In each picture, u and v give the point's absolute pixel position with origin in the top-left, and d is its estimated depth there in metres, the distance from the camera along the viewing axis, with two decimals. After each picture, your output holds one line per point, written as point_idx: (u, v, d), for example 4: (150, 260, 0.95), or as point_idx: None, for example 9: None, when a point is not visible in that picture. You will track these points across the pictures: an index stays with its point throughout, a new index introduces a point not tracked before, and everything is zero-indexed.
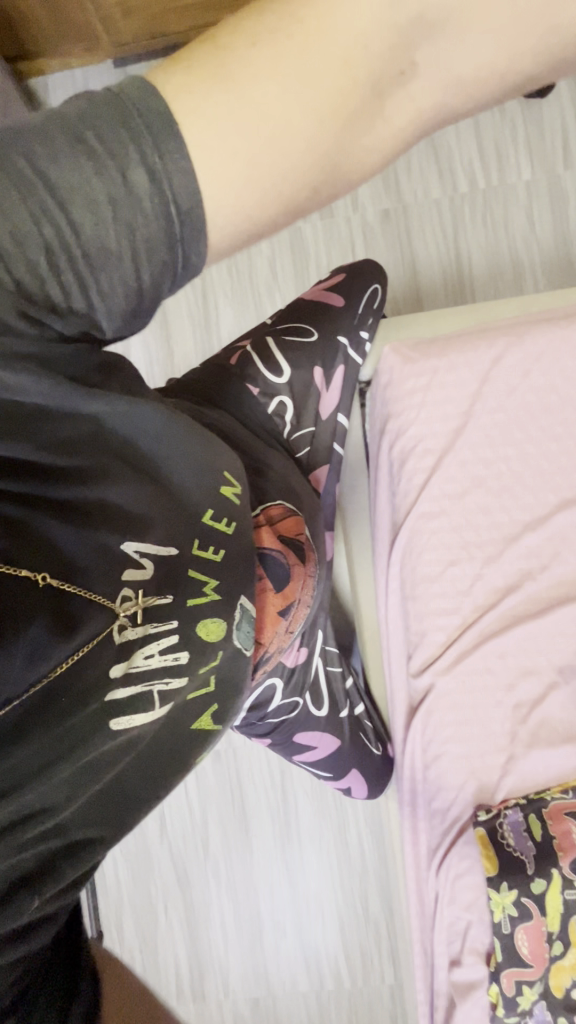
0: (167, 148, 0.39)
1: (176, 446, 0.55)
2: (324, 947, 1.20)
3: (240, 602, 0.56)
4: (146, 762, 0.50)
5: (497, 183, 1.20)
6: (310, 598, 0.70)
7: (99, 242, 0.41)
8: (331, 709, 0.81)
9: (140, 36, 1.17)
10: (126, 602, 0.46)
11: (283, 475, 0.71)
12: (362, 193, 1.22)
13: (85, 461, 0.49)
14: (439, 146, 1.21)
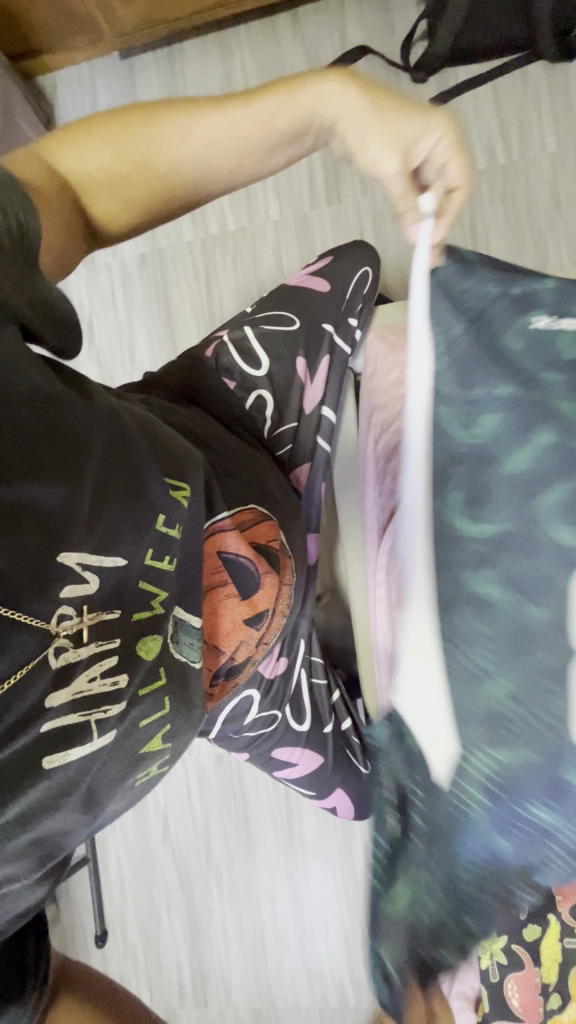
0: None
1: (125, 447, 0.52)
2: (327, 961, 1.16)
3: (174, 615, 0.54)
4: (90, 801, 0.47)
5: (518, 156, 1.11)
6: (285, 610, 0.69)
7: None
8: (313, 723, 0.77)
9: (144, 25, 1.16)
10: (66, 621, 0.44)
11: (258, 476, 0.68)
12: None
13: (21, 457, 0.44)
14: (455, 119, 1.13)
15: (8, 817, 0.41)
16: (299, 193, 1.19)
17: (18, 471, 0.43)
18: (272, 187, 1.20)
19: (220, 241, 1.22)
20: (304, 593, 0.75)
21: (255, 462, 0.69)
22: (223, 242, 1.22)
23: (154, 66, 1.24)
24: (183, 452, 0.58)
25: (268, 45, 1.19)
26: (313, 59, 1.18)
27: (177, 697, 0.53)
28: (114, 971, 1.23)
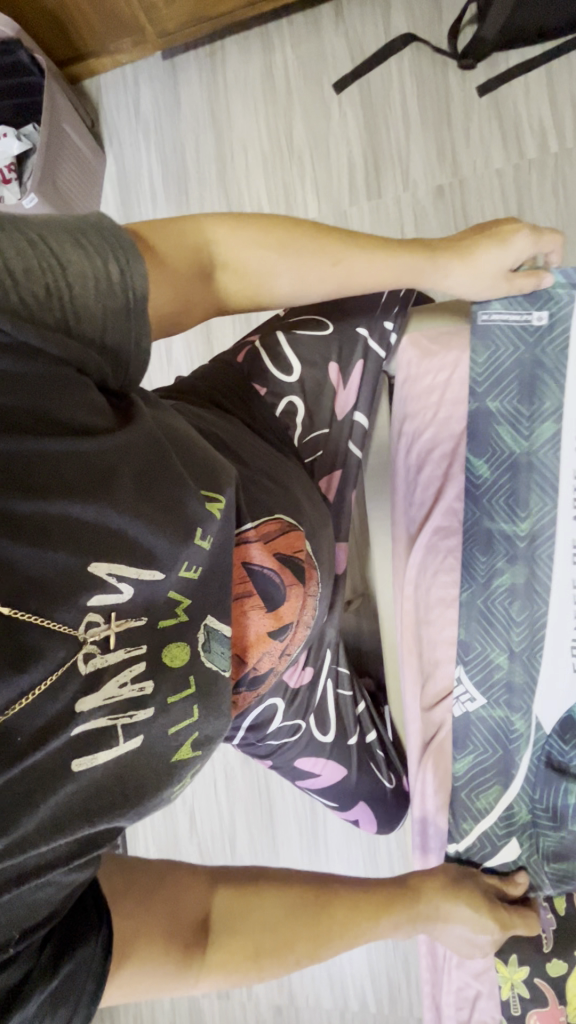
0: (131, 258, 0.50)
1: (166, 457, 0.52)
2: (349, 970, 1.13)
3: (205, 624, 0.54)
4: (120, 807, 0.49)
5: (573, 144, 1.05)
6: (311, 619, 0.69)
7: (83, 299, 0.47)
8: (338, 735, 0.76)
9: (187, 23, 1.16)
10: (93, 628, 0.46)
11: (288, 484, 0.67)
12: (413, 166, 1.12)
13: (66, 475, 0.46)
14: (504, 107, 1.08)
15: (42, 819, 0.44)
16: (339, 190, 1.16)
17: (57, 487, 0.45)
18: (311, 184, 1.18)
19: None
20: (331, 601, 0.74)
21: (287, 472, 0.68)
22: None
23: (196, 65, 1.24)
24: (222, 465, 0.57)
25: (310, 37, 1.17)
26: (356, 50, 1.15)
27: (206, 706, 0.54)
28: None
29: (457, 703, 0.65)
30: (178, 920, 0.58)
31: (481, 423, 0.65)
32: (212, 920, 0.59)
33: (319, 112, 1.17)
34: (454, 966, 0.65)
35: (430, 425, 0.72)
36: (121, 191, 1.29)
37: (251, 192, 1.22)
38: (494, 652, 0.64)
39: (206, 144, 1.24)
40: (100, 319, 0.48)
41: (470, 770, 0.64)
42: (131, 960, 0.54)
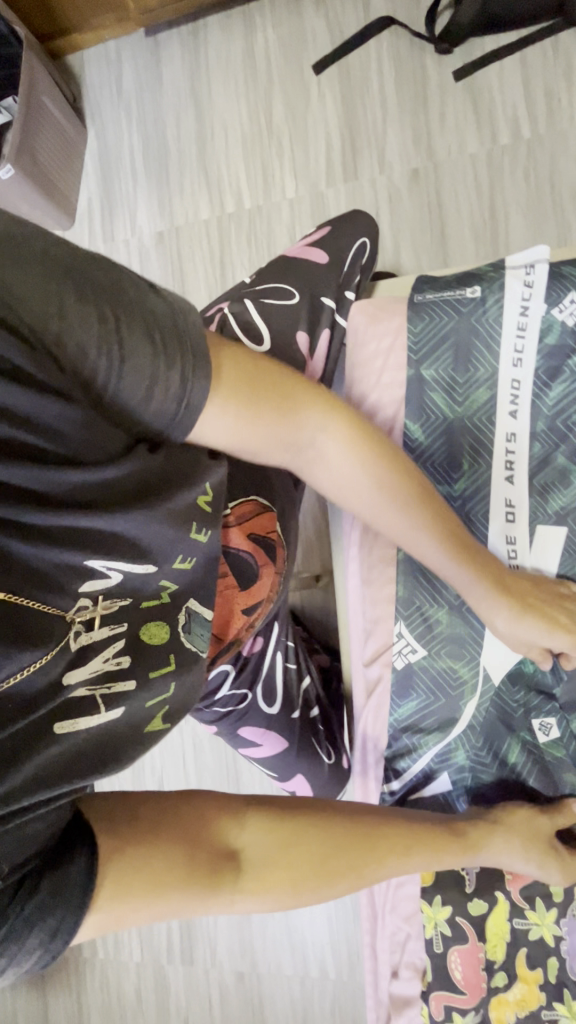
0: (193, 373, 0.50)
1: (179, 481, 0.53)
2: (309, 937, 1.16)
3: (187, 607, 0.58)
4: (100, 769, 0.52)
5: (545, 130, 1.07)
6: (276, 596, 0.73)
7: (133, 388, 0.49)
8: (283, 707, 0.79)
9: None
10: (81, 611, 0.50)
11: (261, 473, 0.70)
12: (390, 150, 1.14)
13: (89, 498, 0.49)
14: (479, 92, 1.09)
15: (27, 775, 0.47)
16: (317, 172, 1.18)
17: (71, 497, 0.48)
18: (290, 166, 1.19)
19: (236, 218, 1.22)
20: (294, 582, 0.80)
21: (263, 455, 0.71)
22: (239, 219, 1.22)
23: (178, 42, 1.24)
24: (205, 456, 0.57)
25: (291, 18, 1.18)
26: (336, 32, 1.16)
27: (181, 685, 0.58)
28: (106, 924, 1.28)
29: (400, 654, 0.72)
30: (198, 842, 0.52)
31: (415, 389, 0.71)
32: (244, 848, 0.54)
33: (298, 92, 1.18)
34: (387, 911, 0.74)
35: (374, 389, 0.73)
36: (102, 166, 1.30)
37: (230, 172, 1.22)
38: (435, 602, 0.71)
39: (187, 121, 1.25)
40: (143, 407, 0.50)
41: (415, 709, 0.72)
42: (123, 886, 0.49)
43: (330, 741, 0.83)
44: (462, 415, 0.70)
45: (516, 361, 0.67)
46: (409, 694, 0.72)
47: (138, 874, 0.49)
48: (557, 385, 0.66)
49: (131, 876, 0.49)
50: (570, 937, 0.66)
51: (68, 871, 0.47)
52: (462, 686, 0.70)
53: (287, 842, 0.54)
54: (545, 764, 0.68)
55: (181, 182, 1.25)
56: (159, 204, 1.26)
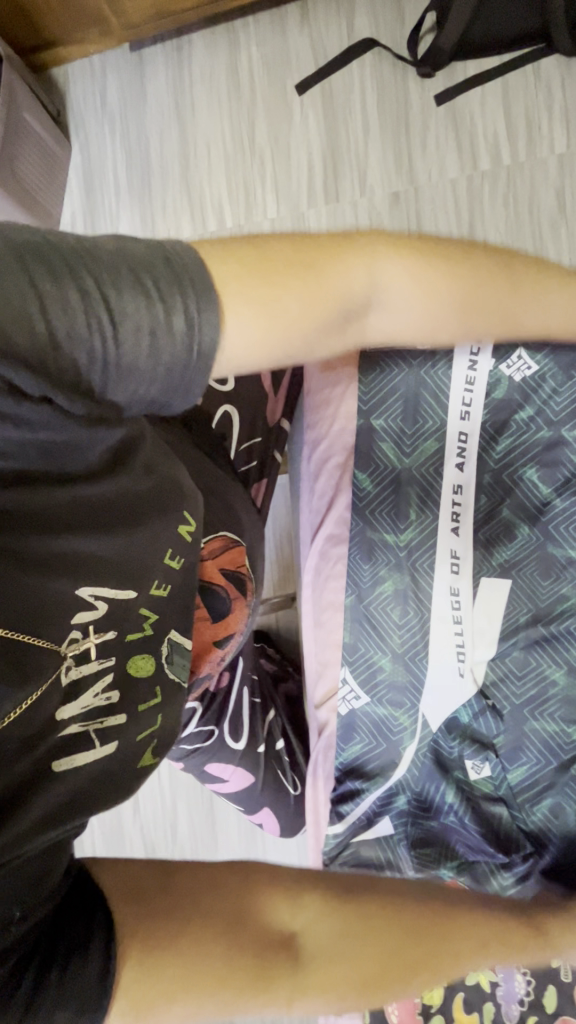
0: (204, 309, 0.43)
1: (162, 503, 0.56)
2: None
3: (169, 638, 0.60)
4: (97, 802, 0.53)
5: (525, 157, 1.06)
6: (246, 629, 0.76)
7: (133, 354, 0.43)
8: (249, 742, 0.80)
9: (152, 13, 1.16)
10: (73, 643, 0.50)
11: (230, 504, 0.70)
12: (371, 173, 1.13)
13: (81, 518, 0.50)
14: (460, 117, 1.09)
15: (36, 816, 0.47)
16: (297, 192, 1.17)
17: (52, 525, 0.48)
18: (271, 186, 1.19)
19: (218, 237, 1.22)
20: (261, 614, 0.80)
21: (232, 491, 0.71)
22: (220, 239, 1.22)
23: (163, 58, 1.24)
24: (186, 486, 0.60)
25: (275, 37, 1.17)
26: (320, 52, 1.15)
27: (167, 713, 0.60)
28: None
29: (343, 700, 0.73)
30: (211, 921, 0.51)
31: (364, 440, 0.72)
32: (301, 933, 0.53)
33: (281, 112, 1.18)
34: None
35: (326, 435, 0.75)
36: (86, 182, 1.30)
37: (213, 190, 1.22)
38: (378, 649, 0.72)
39: (170, 138, 1.24)
40: (147, 379, 0.44)
41: (360, 753, 0.73)
42: (152, 981, 0.48)
43: (296, 772, 0.84)
44: (412, 466, 0.70)
45: (464, 413, 0.68)
46: (352, 739, 0.73)
47: (163, 969, 0.48)
48: (503, 439, 0.67)
49: (157, 974, 0.48)
50: (505, 984, 0.87)
51: (85, 957, 0.46)
52: (402, 730, 0.71)
53: (328, 931, 0.53)
54: (481, 811, 0.68)
55: (163, 199, 1.25)
56: (142, 221, 1.27)
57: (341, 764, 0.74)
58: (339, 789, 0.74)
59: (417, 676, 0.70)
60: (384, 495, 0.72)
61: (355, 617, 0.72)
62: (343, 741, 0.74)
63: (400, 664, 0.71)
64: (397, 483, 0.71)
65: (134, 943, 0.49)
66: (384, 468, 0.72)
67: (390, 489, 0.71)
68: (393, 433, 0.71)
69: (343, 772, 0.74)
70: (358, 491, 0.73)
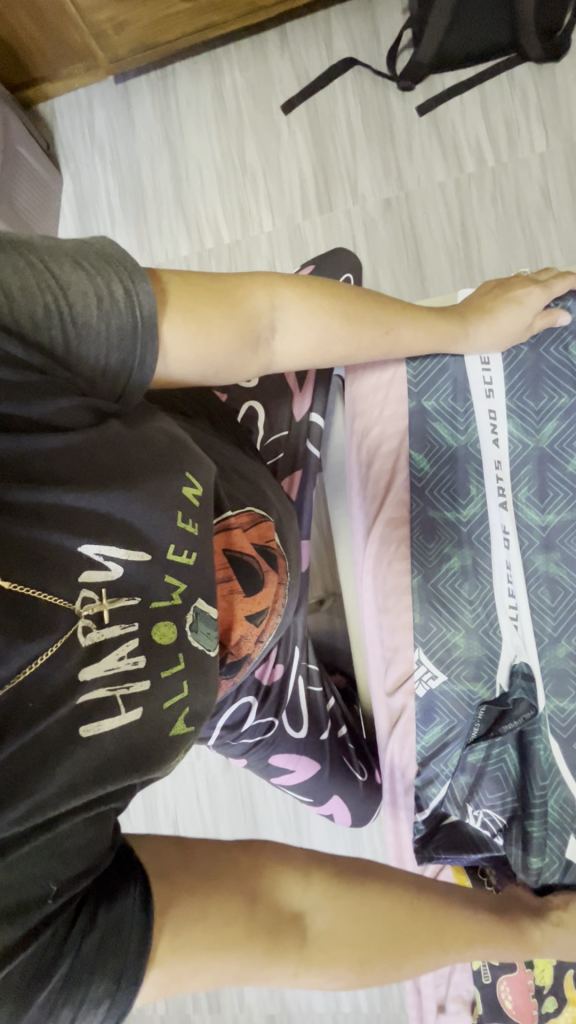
0: (135, 278, 0.51)
1: (161, 463, 0.54)
2: None
3: (194, 606, 0.55)
4: (131, 772, 0.48)
5: (508, 159, 1.12)
6: (282, 608, 0.71)
7: (87, 320, 0.49)
8: (310, 731, 0.79)
9: (137, 49, 1.20)
10: (87, 604, 0.47)
11: (256, 482, 0.70)
12: (362, 181, 1.18)
13: (66, 468, 0.48)
14: (443, 124, 1.14)
15: (61, 784, 0.44)
16: (292, 205, 1.21)
17: (52, 477, 0.47)
18: (265, 200, 1.22)
19: (216, 252, 1.24)
20: (300, 599, 0.77)
21: (256, 471, 0.71)
22: (218, 254, 1.24)
23: (149, 89, 1.27)
24: (192, 450, 0.57)
25: (257, 62, 1.22)
26: (302, 73, 1.20)
27: (197, 685, 0.54)
28: None
29: (420, 680, 0.74)
30: (243, 886, 0.53)
31: (417, 425, 0.76)
32: (308, 912, 0.54)
33: (269, 131, 1.22)
34: None
35: (377, 421, 0.78)
36: (79, 210, 1.31)
37: (207, 206, 1.25)
38: (450, 624, 0.73)
39: (161, 163, 1.27)
40: (102, 343, 0.50)
41: (441, 735, 0.73)
42: (187, 942, 0.49)
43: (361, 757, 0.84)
44: (464, 445, 0.74)
45: (488, 392, 0.72)
46: (434, 720, 0.74)
47: (194, 931, 0.49)
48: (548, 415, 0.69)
49: (190, 932, 0.49)
50: None
51: (123, 906, 0.47)
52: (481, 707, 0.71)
53: (340, 910, 0.55)
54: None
55: (159, 220, 1.27)
56: (139, 242, 1.28)
57: (425, 750, 0.74)
58: (427, 774, 0.75)
59: (489, 645, 0.71)
60: (437, 477, 0.75)
61: (426, 594, 0.74)
62: (424, 725, 0.74)
63: (468, 634, 0.72)
64: (454, 462, 0.74)
65: (167, 912, 0.49)
66: (438, 450, 0.75)
67: (447, 468, 0.74)
68: (442, 416, 0.75)
69: (427, 758, 0.74)
70: (417, 475, 0.76)
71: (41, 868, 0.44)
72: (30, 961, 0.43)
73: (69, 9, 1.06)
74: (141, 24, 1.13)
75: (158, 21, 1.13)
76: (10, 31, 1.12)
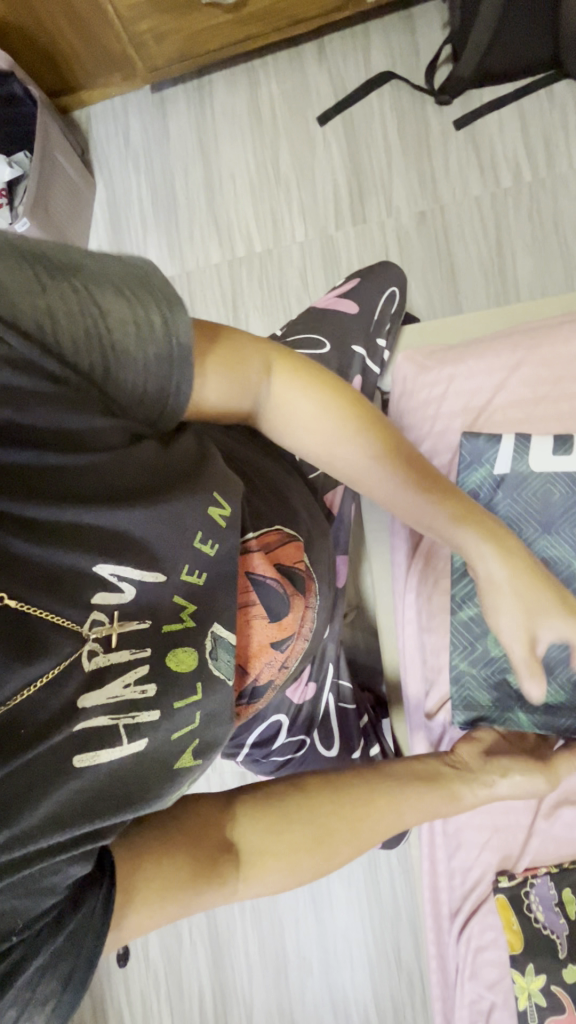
0: (175, 307, 0.50)
1: (183, 488, 0.53)
2: (354, 989, 1.10)
3: (212, 630, 0.53)
4: (123, 807, 0.46)
5: (545, 175, 1.11)
6: (308, 633, 0.69)
7: (123, 342, 0.48)
8: (343, 748, 0.78)
9: (176, 60, 1.21)
10: (97, 626, 0.46)
11: (284, 497, 0.69)
12: (396, 193, 1.17)
13: (88, 486, 0.47)
14: (480, 140, 1.14)
15: (45, 814, 0.42)
16: (324, 216, 1.21)
17: (81, 495, 0.47)
18: (298, 211, 1.22)
19: (247, 261, 1.24)
20: (331, 613, 0.76)
21: (286, 485, 0.71)
22: (249, 262, 1.24)
23: (185, 98, 1.28)
24: (219, 474, 0.57)
25: (293, 73, 1.23)
26: (339, 85, 1.20)
27: (211, 714, 0.52)
28: (136, 993, 1.18)
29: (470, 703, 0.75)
30: (203, 842, 0.53)
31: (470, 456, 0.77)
32: (281, 836, 0.56)
33: (304, 142, 1.22)
34: (468, 980, 0.77)
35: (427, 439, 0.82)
36: (111, 215, 1.32)
37: (239, 213, 1.25)
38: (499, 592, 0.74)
39: (195, 172, 1.28)
40: (142, 372, 0.50)
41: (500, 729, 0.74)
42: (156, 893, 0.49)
43: None
44: None
45: None
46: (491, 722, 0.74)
47: (151, 889, 0.49)
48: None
49: (153, 884, 0.49)
50: None
51: (84, 913, 0.45)
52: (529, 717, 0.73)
53: (301, 821, 0.56)
54: None
55: (191, 228, 1.28)
56: (170, 249, 1.28)
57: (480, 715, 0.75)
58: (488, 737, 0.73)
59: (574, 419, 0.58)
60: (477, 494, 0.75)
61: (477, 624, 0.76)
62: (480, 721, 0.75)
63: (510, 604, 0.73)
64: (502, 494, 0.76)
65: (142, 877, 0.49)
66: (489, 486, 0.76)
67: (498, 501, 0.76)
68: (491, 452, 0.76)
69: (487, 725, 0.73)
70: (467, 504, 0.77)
71: (14, 904, 0.42)
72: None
73: (112, 18, 1.07)
74: (181, 35, 1.14)
75: (196, 34, 1.14)
76: (51, 39, 1.13)
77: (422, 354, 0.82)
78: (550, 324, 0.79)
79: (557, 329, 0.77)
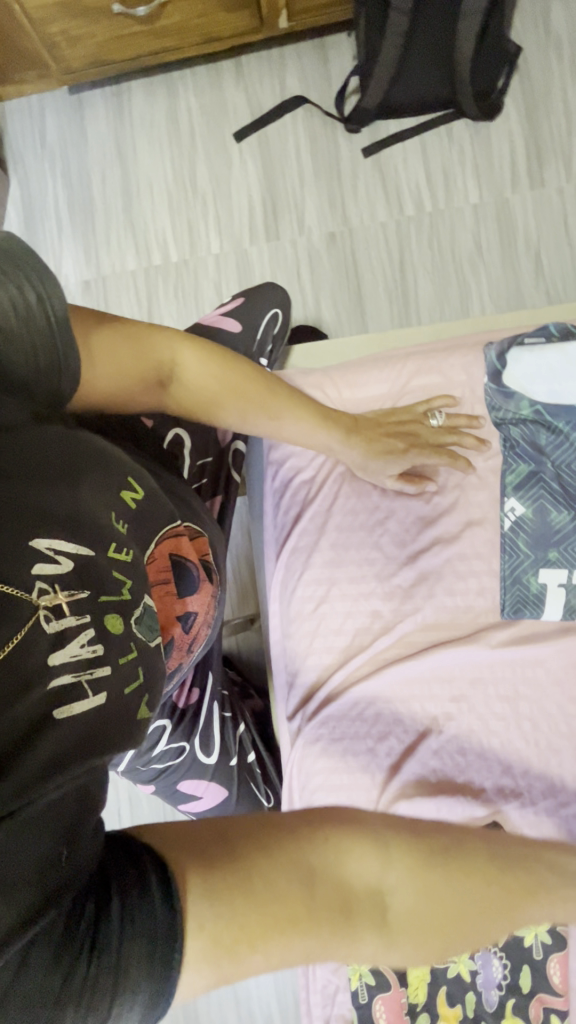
0: (49, 284, 0.52)
1: (100, 470, 0.56)
2: (257, 986, 1.12)
3: (142, 602, 0.55)
4: (106, 751, 0.46)
5: (444, 205, 1.19)
6: (210, 619, 0.75)
7: (9, 322, 0.49)
8: (221, 756, 0.81)
9: (91, 66, 1.20)
10: (45, 593, 0.46)
11: (186, 497, 0.73)
12: (308, 213, 1.22)
13: (10, 467, 0.47)
14: (386, 167, 1.20)
15: (43, 760, 0.41)
16: (240, 230, 1.24)
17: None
18: (214, 224, 1.24)
19: (163, 270, 1.25)
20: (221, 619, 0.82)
21: (187, 490, 0.74)
22: (166, 272, 1.25)
23: (103, 105, 1.28)
24: (127, 463, 0.60)
25: (212, 90, 1.25)
26: (255, 104, 1.24)
27: (150, 667, 0.53)
28: None
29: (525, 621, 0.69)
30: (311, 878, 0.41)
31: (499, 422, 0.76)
32: (388, 892, 0.42)
33: (221, 155, 1.25)
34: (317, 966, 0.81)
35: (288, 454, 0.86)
36: (25, 214, 1.29)
37: (156, 220, 1.26)
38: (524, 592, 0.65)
39: (112, 176, 1.28)
40: (28, 351, 0.51)
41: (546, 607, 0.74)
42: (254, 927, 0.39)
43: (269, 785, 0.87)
44: None
45: None
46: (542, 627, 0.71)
47: (245, 907, 0.39)
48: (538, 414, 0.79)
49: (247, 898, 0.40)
50: (485, 969, 0.76)
51: (141, 901, 0.39)
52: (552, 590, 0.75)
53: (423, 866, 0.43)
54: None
55: (107, 232, 1.27)
56: (86, 253, 1.28)
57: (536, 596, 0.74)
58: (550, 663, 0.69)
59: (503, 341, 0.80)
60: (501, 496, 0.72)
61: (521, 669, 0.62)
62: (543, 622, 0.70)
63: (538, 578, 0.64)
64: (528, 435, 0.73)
65: (201, 874, 0.40)
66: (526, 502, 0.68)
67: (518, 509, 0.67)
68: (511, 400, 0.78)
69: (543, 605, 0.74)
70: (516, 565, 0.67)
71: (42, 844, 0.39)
72: (38, 960, 0.36)
73: (23, 21, 1.05)
74: (96, 41, 1.13)
75: (112, 41, 1.14)
76: None
77: (299, 372, 0.88)
78: (422, 351, 0.86)
79: (426, 356, 0.85)
